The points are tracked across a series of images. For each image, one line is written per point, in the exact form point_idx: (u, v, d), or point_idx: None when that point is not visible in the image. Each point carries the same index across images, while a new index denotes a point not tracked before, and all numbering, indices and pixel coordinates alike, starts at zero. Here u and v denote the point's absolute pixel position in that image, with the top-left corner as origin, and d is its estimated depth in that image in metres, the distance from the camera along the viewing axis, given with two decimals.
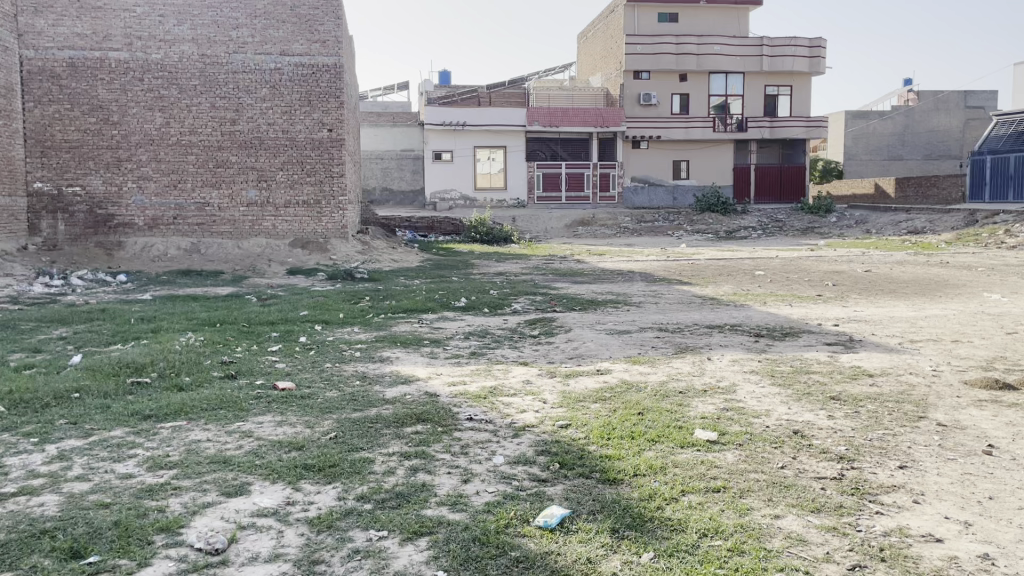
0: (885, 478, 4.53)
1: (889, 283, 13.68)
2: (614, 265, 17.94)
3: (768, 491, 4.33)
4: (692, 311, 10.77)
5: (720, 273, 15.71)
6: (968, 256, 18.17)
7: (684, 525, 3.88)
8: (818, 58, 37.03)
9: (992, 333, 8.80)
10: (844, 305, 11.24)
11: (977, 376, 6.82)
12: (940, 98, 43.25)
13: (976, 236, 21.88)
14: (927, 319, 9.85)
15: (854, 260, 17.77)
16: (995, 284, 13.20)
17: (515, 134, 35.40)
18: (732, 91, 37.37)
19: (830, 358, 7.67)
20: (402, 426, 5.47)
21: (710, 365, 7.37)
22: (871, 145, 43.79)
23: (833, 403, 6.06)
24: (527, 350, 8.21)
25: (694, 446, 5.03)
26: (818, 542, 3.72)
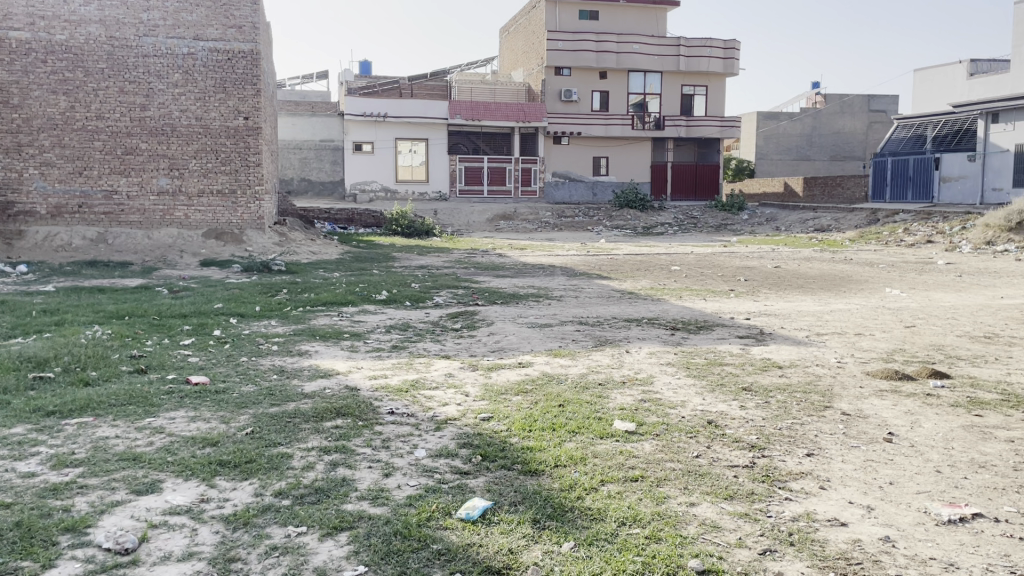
0: (793, 465, 4.72)
1: (797, 278, 14.23)
2: (534, 259, 18.07)
3: (684, 479, 4.46)
4: (611, 304, 10.95)
5: (637, 268, 16.00)
6: (869, 253, 19.05)
7: (603, 514, 3.95)
8: (732, 59, 38.09)
9: (892, 327, 9.25)
10: (755, 299, 11.65)
11: (879, 367, 7.17)
12: (846, 101, 45.07)
13: (877, 234, 22.96)
14: (832, 313, 10.28)
15: (765, 256, 18.41)
16: (894, 280, 13.86)
17: (436, 127, 35.27)
18: (650, 89, 38.06)
19: (742, 350, 7.93)
20: (321, 420, 5.40)
21: (628, 357, 7.52)
22: (781, 145, 45.36)
23: (745, 393, 6.28)
24: (449, 343, 8.21)
25: (613, 436, 5.14)
26: (731, 528, 3.85)
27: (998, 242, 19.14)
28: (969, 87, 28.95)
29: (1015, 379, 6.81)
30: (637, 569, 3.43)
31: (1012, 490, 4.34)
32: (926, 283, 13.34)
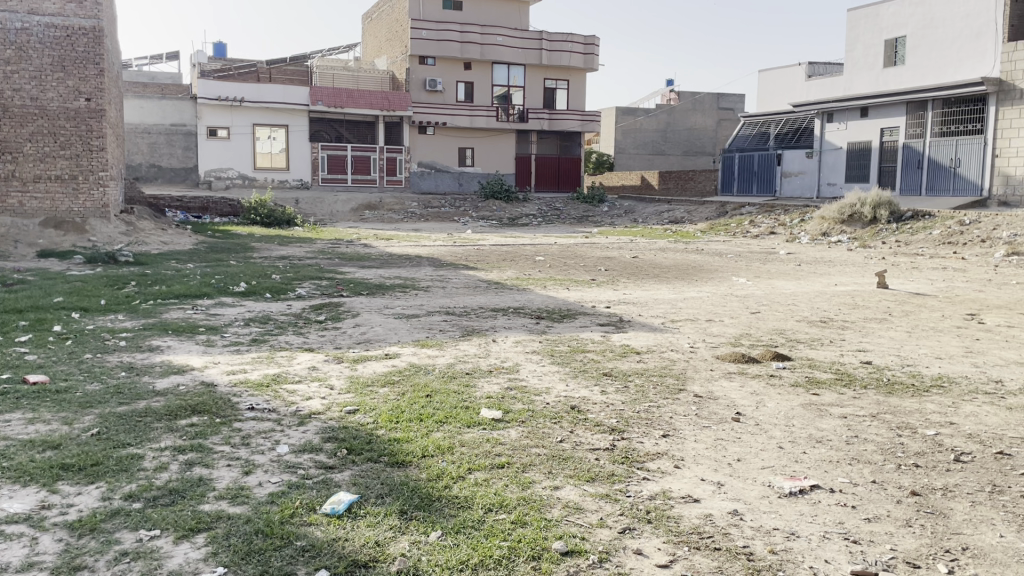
0: (651, 446, 4.95)
1: (653, 268, 14.82)
2: (400, 249, 17.91)
3: (548, 464, 4.58)
4: (478, 295, 11.03)
5: (502, 258, 16.19)
6: (719, 244, 20.10)
7: (470, 502, 4.00)
8: (592, 55, 39.22)
9: (739, 313, 9.83)
10: (615, 288, 12.05)
11: (727, 351, 7.61)
12: (697, 99, 47.16)
13: (726, 226, 24.27)
14: (685, 300, 10.79)
15: (624, 247, 19.09)
16: (741, 269, 14.71)
17: (297, 113, 34.30)
18: (514, 81, 38.52)
19: (603, 337, 8.21)
20: (176, 418, 5.15)
21: (494, 346, 7.61)
22: (638, 140, 47.04)
23: (605, 378, 6.53)
24: (313, 335, 8.03)
25: (480, 425, 5.19)
26: (592, 509, 3.99)
27: (833, 233, 20.68)
28: (807, 87, 30.65)
29: (846, 359, 7.40)
30: (503, 554, 3.50)
31: (845, 462, 4.73)
32: (769, 272, 14.24)
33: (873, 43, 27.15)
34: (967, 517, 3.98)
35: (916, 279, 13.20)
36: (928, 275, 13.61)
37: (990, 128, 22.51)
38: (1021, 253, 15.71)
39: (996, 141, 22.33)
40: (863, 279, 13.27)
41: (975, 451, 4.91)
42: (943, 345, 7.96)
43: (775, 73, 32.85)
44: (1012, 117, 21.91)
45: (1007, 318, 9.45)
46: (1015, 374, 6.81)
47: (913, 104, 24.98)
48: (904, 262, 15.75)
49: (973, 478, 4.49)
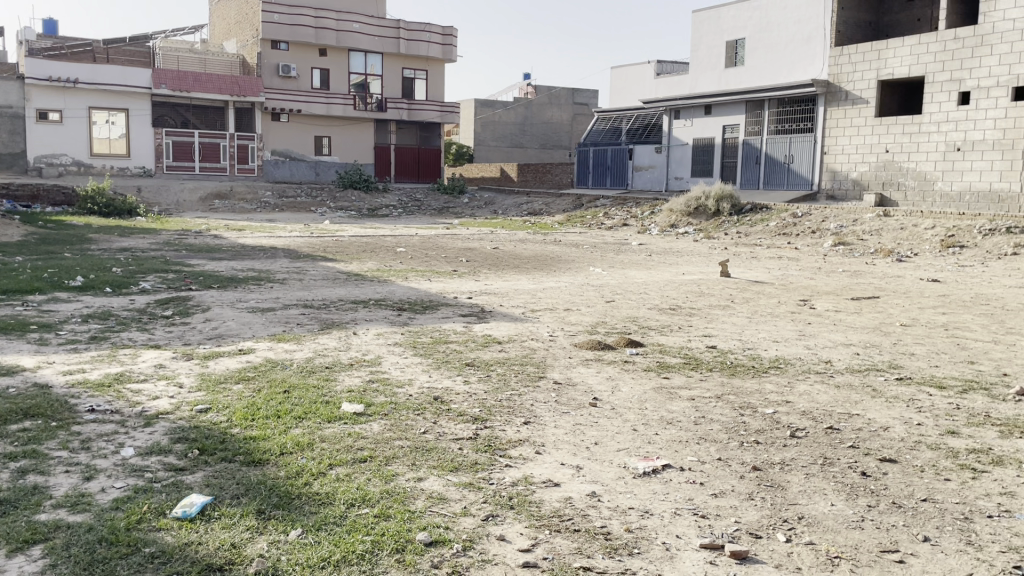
0: (513, 433, 5.03)
1: (513, 259, 15.02)
2: (255, 241, 17.26)
3: (411, 456, 4.57)
4: (337, 287, 10.79)
5: (362, 249, 15.92)
6: (576, 235, 20.61)
7: (332, 498, 3.93)
8: (449, 46, 39.32)
9: (595, 302, 10.14)
10: (476, 279, 12.10)
11: (585, 339, 7.83)
12: (553, 93, 48.10)
13: (582, 218, 24.94)
14: (544, 290, 11.01)
15: (485, 237, 19.28)
16: (597, 260, 15.15)
17: (138, 97, 32.32)
18: (371, 70, 37.93)
19: (465, 328, 8.24)
20: (4, 424, 4.75)
21: (355, 339, 7.48)
22: (496, 133, 47.50)
23: (468, 368, 6.56)
24: (158, 332, 7.59)
25: (341, 419, 5.11)
26: (456, 498, 4.02)
27: (680, 225, 21.68)
28: (656, 86, 31.91)
29: (694, 344, 7.81)
30: (366, 549, 3.46)
31: (694, 441, 5.00)
32: (624, 262, 14.80)
33: (715, 45, 28.66)
34: (802, 489, 4.30)
35: (755, 267, 14.08)
36: (765, 264, 14.55)
37: (819, 127, 24.29)
38: (846, 243, 17.10)
39: (825, 139, 24.13)
40: (708, 268, 14.03)
41: (809, 426, 5.31)
42: (779, 329, 8.55)
43: (625, 70, 33.90)
44: (838, 118, 23.73)
45: (835, 303, 10.26)
46: (842, 354, 7.42)
47: (752, 104, 26.57)
48: (744, 251, 16.78)
49: (807, 452, 4.86)
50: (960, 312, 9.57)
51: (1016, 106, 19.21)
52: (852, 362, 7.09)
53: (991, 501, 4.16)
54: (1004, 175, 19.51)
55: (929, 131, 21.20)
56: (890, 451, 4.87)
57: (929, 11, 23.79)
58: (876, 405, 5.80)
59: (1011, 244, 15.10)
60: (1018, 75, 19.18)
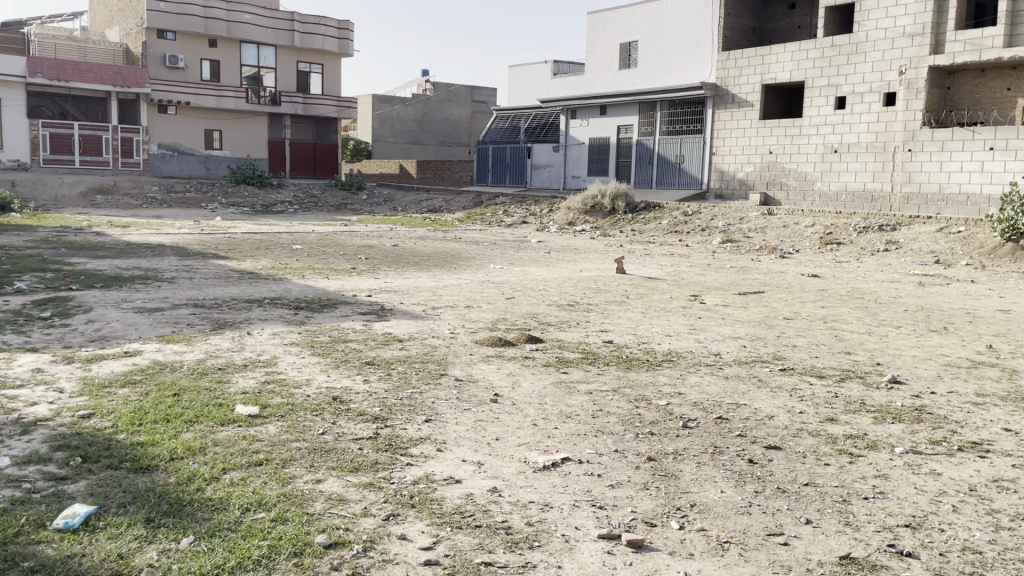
0: (413, 431, 5.02)
1: (413, 256, 14.92)
2: (140, 238, 16.49)
3: (310, 457, 4.49)
4: (229, 285, 10.45)
5: (256, 247, 15.49)
6: (476, 232, 20.67)
7: (226, 503, 3.82)
8: (346, 40, 38.70)
9: (495, 299, 10.20)
10: (376, 277, 11.98)
11: (485, 336, 7.87)
12: (451, 90, 48.00)
13: (482, 215, 25.02)
14: (445, 288, 10.99)
15: (384, 234, 19.06)
16: (496, 257, 15.22)
17: (11, 86, 30.43)
18: (264, 62, 36.90)
19: (364, 326, 8.15)
20: None
21: (249, 339, 7.28)
22: (395, 129, 47.00)
23: (368, 367, 6.50)
24: (35, 334, 7.18)
25: (234, 422, 4.96)
26: (357, 498, 3.98)
27: (578, 223, 22.06)
28: (553, 85, 32.31)
29: (591, 339, 7.97)
30: (263, 554, 3.39)
31: (591, 434, 5.11)
32: (523, 259, 14.93)
33: (610, 46, 29.26)
34: (694, 477, 4.47)
35: (649, 263, 14.50)
36: (659, 261, 14.98)
37: (707, 129, 25.18)
38: (734, 240, 17.78)
39: (713, 141, 25.04)
40: (604, 264, 14.32)
41: (699, 417, 5.52)
42: (672, 324, 8.83)
43: (523, 69, 34.15)
44: (725, 120, 24.66)
45: (724, 298, 10.68)
46: (730, 347, 7.73)
47: (645, 105, 27.28)
48: (639, 248, 17.20)
49: (698, 441, 5.05)
50: (838, 305, 10.13)
51: (887, 112, 20.46)
52: (739, 354, 7.41)
53: (867, 483, 4.43)
54: (877, 176, 20.76)
55: (810, 134, 22.30)
56: (775, 439, 5.11)
57: (809, 19, 25.00)
58: (761, 395, 6.09)
59: (882, 241, 16.08)
60: (889, 82, 20.40)
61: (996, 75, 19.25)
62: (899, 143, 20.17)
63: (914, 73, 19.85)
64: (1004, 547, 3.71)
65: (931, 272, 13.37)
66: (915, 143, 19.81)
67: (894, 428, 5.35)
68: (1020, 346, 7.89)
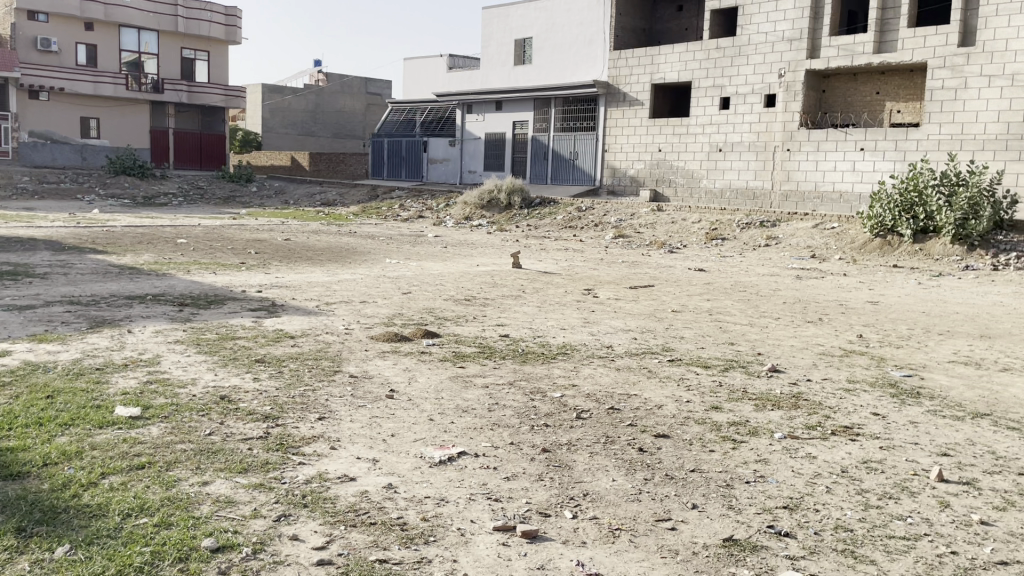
0: (306, 430, 4.92)
1: (306, 250, 14.61)
2: (10, 231, 15.47)
3: (196, 459, 4.34)
4: (109, 281, 9.95)
5: (137, 241, 14.79)
6: (371, 227, 20.41)
7: (105, 509, 3.65)
8: (233, 27, 37.44)
9: (391, 294, 10.10)
10: (266, 272, 11.65)
11: (381, 331, 7.79)
12: (345, 81, 47.14)
13: (377, 209, 24.70)
14: (339, 283, 10.81)
15: (275, 228, 18.56)
16: (393, 252, 15.08)
17: None
18: (145, 48, 35.24)
19: (254, 323, 7.92)
20: None
21: (130, 338, 6.95)
22: (286, 120, 45.80)
23: (258, 365, 6.32)
24: None
25: (115, 424, 4.73)
26: (245, 500, 3.87)
27: (474, 218, 22.11)
28: (449, 79, 32.21)
29: (487, 333, 8.02)
30: (145, 560, 3.25)
31: (487, 428, 5.14)
32: (420, 253, 14.87)
33: (505, 42, 29.40)
34: (587, 467, 4.57)
35: (544, 258, 14.71)
36: (554, 256, 15.19)
37: (600, 126, 25.69)
38: (625, 236, 18.25)
39: (606, 138, 25.58)
40: (500, 259, 14.42)
41: (592, 408, 5.64)
42: (566, 317, 8.99)
43: (418, 62, 33.84)
44: (617, 118, 25.21)
45: (616, 291, 10.94)
46: (621, 339, 7.94)
47: (540, 102, 27.60)
48: (535, 243, 17.39)
49: (591, 431, 5.16)
50: (722, 298, 10.56)
51: (768, 113, 21.41)
52: (631, 346, 7.62)
53: (749, 468, 4.64)
54: (758, 175, 21.70)
55: (696, 132, 23.06)
56: (663, 427, 5.29)
57: (696, 21, 25.81)
58: (651, 385, 6.29)
59: (763, 237, 16.84)
60: (770, 84, 21.35)
61: (866, 80, 20.39)
62: (779, 143, 21.18)
63: (792, 76, 20.88)
64: (872, 524, 3.96)
65: (808, 266, 14.11)
66: (793, 143, 20.87)
67: (773, 414, 5.62)
68: (886, 335, 8.41)
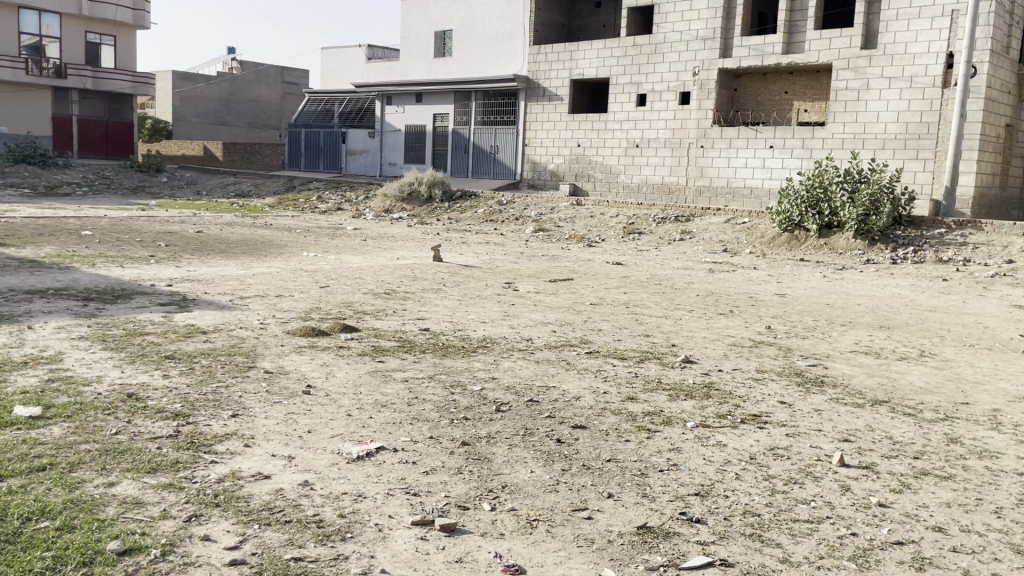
0: (219, 428, 4.80)
1: (220, 243, 14.23)
2: None
3: (101, 459, 4.18)
4: (6, 276, 9.46)
5: (37, 233, 14.10)
6: (287, 219, 20.00)
7: (3, 514, 3.48)
8: (142, 12, 36.10)
9: (309, 287, 9.92)
10: (176, 265, 11.28)
11: (298, 326, 7.65)
12: (260, 70, 46.01)
13: (295, 201, 24.21)
14: (254, 276, 10.56)
15: (186, 220, 17.98)
16: (310, 245, 14.85)
17: None
18: (47, 31, 33.60)
19: (164, 318, 7.67)
20: None
21: (29, 334, 6.64)
22: (199, 108, 44.38)
23: (168, 361, 6.13)
24: None
25: (12, 425, 4.51)
26: (154, 501, 3.76)
27: (394, 211, 21.91)
28: (368, 70, 31.77)
29: (407, 327, 7.97)
30: (46, 566, 3.12)
31: (406, 422, 5.12)
32: (338, 246, 14.68)
33: (425, 33, 29.16)
34: (506, 459, 4.61)
35: (465, 252, 14.69)
36: (474, 249, 15.23)
37: (520, 120, 25.80)
38: (545, 229, 18.40)
39: (526, 132, 25.71)
40: (421, 252, 14.35)
41: (511, 401, 5.68)
42: (486, 310, 9.01)
43: (336, 51, 33.24)
44: (537, 112, 25.37)
45: (536, 285, 11.02)
46: (541, 332, 8.01)
47: (460, 94, 27.54)
48: (455, 237, 17.35)
49: (511, 424, 5.20)
50: (638, 291, 10.78)
51: (682, 110, 21.89)
52: (550, 339, 7.69)
53: (663, 457, 4.76)
54: (674, 170, 22.16)
55: (614, 128, 23.38)
56: (581, 418, 5.37)
57: (613, 18, 26.20)
58: (569, 376, 6.38)
59: (678, 231, 17.24)
60: (684, 82, 21.85)
61: (775, 79, 21.04)
62: (693, 140, 21.68)
63: (706, 74, 21.41)
64: (778, 509, 4.12)
65: (721, 259, 14.52)
66: (707, 140, 21.42)
67: (687, 404, 5.78)
68: (793, 326, 8.73)
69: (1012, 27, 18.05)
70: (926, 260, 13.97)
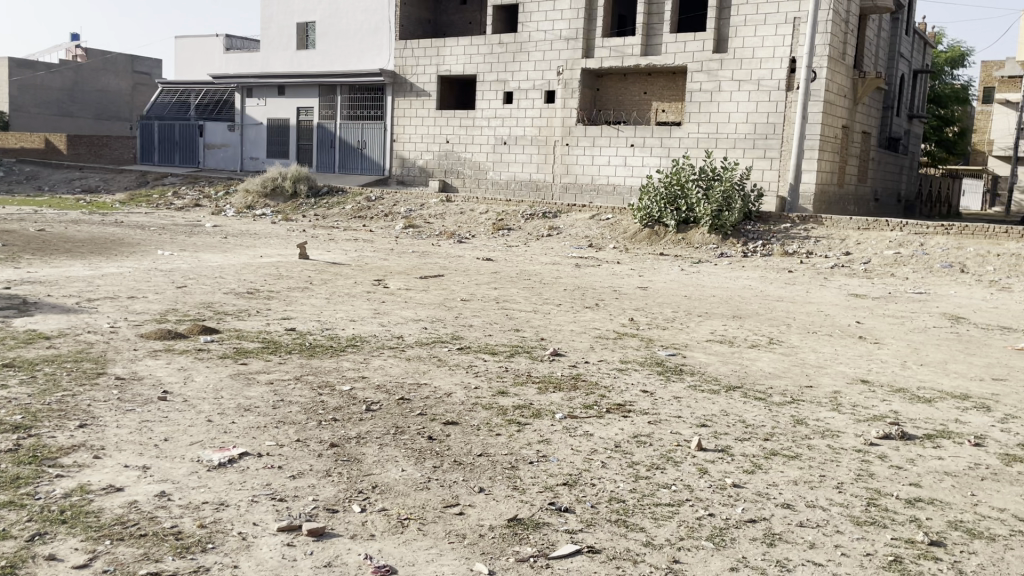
0: (64, 439, 4.49)
1: (65, 242, 13.30)
2: None
3: None
4: None
5: None
6: (140, 216, 18.91)
7: None
8: None
9: (164, 288, 9.44)
10: (15, 266, 10.44)
11: (151, 328, 7.27)
12: (109, 59, 43.77)
13: (148, 197, 22.92)
14: (102, 277, 9.93)
15: (27, 218, 16.71)
16: (166, 243, 14.17)
17: None
18: None
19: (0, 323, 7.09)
20: None
21: None
22: (39, 98, 41.16)
23: (6, 370, 5.67)
24: None
25: None
26: None
27: (257, 207, 21.19)
28: (226, 61, 30.47)
29: (272, 328, 7.72)
30: None
31: (272, 425, 4.97)
32: (196, 245, 14.03)
33: (286, 24, 28.24)
34: (376, 458, 4.55)
35: (331, 249, 14.36)
36: (342, 246, 14.95)
37: (387, 116, 25.51)
38: (415, 225, 18.28)
39: (394, 128, 25.45)
40: (286, 250, 13.95)
41: (382, 400, 5.62)
42: (355, 309, 8.85)
43: (191, 40, 31.65)
44: (405, 108, 25.14)
45: (405, 281, 10.94)
46: (411, 329, 7.95)
47: (325, 88, 26.90)
48: (321, 233, 16.96)
49: (380, 423, 5.13)
50: (508, 286, 10.90)
51: (549, 108, 22.25)
52: (419, 336, 7.65)
53: (532, 449, 4.84)
54: (540, 167, 22.51)
55: (481, 124, 23.47)
56: (452, 414, 5.38)
57: (479, 15, 26.33)
58: (440, 373, 6.38)
59: (545, 227, 17.57)
60: (549, 80, 22.23)
61: (635, 80, 21.80)
62: (559, 138, 22.11)
63: (570, 74, 21.88)
64: (642, 493, 4.28)
65: (586, 255, 14.90)
66: (571, 138, 21.91)
67: (555, 396, 5.90)
68: (654, 318, 9.07)
69: (847, 36, 19.44)
70: (774, 253, 14.85)
